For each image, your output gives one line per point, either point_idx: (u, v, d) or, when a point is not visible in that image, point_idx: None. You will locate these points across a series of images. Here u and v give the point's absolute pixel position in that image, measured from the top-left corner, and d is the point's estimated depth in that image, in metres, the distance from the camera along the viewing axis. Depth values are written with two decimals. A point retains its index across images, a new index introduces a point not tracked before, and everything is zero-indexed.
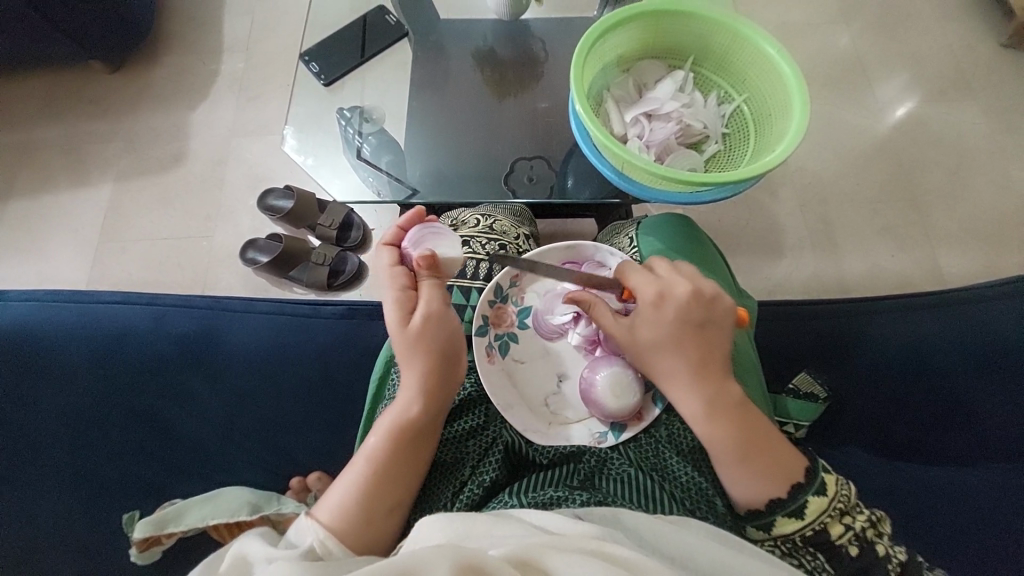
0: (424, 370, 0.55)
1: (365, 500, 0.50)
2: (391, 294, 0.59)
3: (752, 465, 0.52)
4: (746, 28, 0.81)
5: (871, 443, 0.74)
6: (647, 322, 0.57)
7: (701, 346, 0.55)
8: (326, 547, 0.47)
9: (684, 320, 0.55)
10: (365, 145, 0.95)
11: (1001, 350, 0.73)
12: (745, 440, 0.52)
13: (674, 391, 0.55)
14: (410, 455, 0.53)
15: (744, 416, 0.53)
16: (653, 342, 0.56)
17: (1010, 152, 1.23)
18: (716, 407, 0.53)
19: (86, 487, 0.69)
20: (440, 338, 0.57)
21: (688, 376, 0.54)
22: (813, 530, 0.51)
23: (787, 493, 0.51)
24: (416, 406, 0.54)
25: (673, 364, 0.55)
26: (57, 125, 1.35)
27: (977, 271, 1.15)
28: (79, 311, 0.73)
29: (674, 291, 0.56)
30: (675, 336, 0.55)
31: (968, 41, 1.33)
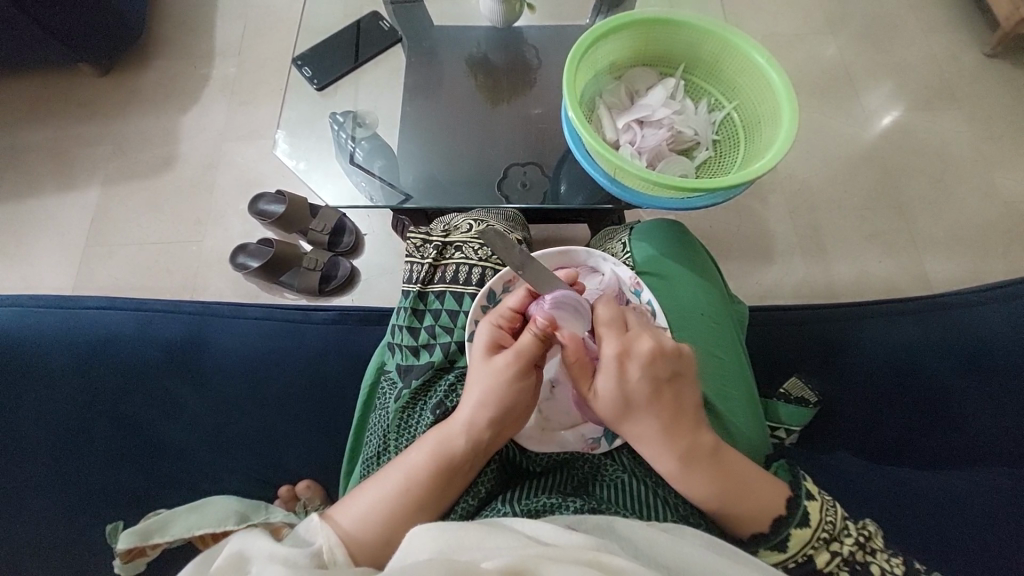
0: (480, 403, 0.54)
1: (386, 520, 0.50)
2: (486, 328, 0.58)
3: (731, 505, 0.52)
4: (734, 36, 0.82)
5: (859, 447, 0.74)
6: (609, 378, 0.53)
7: (671, 401, 0.53)
8: (333, 554, 0.46)
9: (653, 376, 0.53)
10: (358, 149, 0.95)
11: (987, 354, 0.74)
12: (722, 491, 0.52)
13: (643, 448, 0.54)
14: (443, 484, 0.53)
15: (711, 462, 0.52)
16: (621, 404, 0.53)
17: (994, 160, 1.25)
18: (688, 464, 0.52)
19: (69, 496, 0.67)
20: (512, 390, 0.55)
21: (660, 435, 0.53)
22: (796, 561, 0.52)
23: (770, 528, 0.52)
24: (462, 436, 0.54)
25: (643, 422, 0.53)
26: (44, 128, 1.33)
27: (962, 276, 1.17)
28: (63, 316, 0.71)
29: (637, 347, 0.54)
30: (644, 395, 0.53)
31: (951, 52, 1.35)
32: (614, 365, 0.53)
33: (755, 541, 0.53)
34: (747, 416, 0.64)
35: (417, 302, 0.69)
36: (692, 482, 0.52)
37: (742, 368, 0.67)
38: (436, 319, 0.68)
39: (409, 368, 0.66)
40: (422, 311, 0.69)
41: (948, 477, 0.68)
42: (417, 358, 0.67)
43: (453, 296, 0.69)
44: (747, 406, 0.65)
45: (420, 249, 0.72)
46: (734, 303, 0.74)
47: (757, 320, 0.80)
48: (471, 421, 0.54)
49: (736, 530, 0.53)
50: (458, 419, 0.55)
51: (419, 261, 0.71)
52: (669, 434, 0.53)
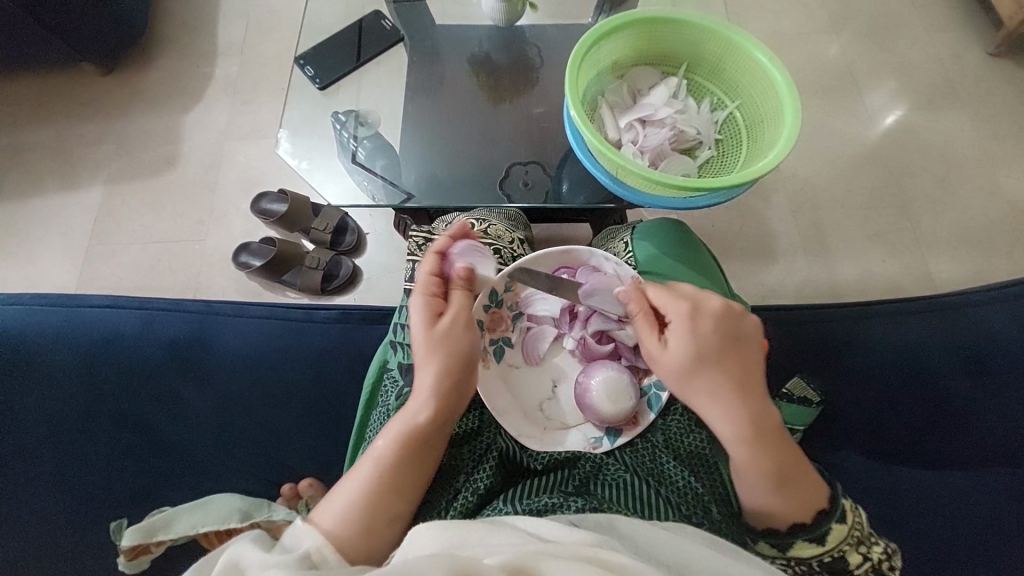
0: (440, 372, 0.55)
1: (367, 507, 0.50)
2: (420, 299, 0.59)
3: (779, 489, 0.51)
4: (737, 36, 0.82)
5: (867, 448, 0.73)
6: (683, 331, 0.54)
7: (739, 361, 0.54)
8: (322, 555, 0.46)
9: (721, 333, 0.54)
10: (360, 149, 0.95)
11: (990, 354, 0.74)
12: (777, 463, 0.51)
13: (711, 409, 0.53)
14: (419, 462, 0.53)
15: (772, 432, 0.52)
16: (695, 358, 0.53)
17: (997, 159, 1.25)
18: (752, 432, 0.51)
19: (71, 494, 0.67)
20: (468, 346, 0.58)
21: (733, 394, 0.52)
22: (831, 557, 0.51)
23: (813, 520, 0.51)
24: (427, 413, 0.54)
25: (712, 379, 0.53)
26: (47, 127, 1.33)
27: (965, 276, 1.16)
28: (67, 315, 0.72)
29: (706, 305, 0.55)
30: (716, 350, 0.53)
31: (954, 51, 1.35)
32: (686, 319, 0.55)
33: (792, 532, 0.52)
34: None
35: None
36: (758, 449, 0.51)
37: None
38: None
39: (410, 366, 0.66)
40: None
41: (954, 477, 0.68)
42: None
43: None
44: None
45: (422, 248, 0.72)
46: (736, 302, 0.74)
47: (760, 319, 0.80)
48: (433, 393, 0.55)
49: (773, 520, 0.52)
50: (419, 396, 0.55)
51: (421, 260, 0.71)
52: (743, 395, 0.52)
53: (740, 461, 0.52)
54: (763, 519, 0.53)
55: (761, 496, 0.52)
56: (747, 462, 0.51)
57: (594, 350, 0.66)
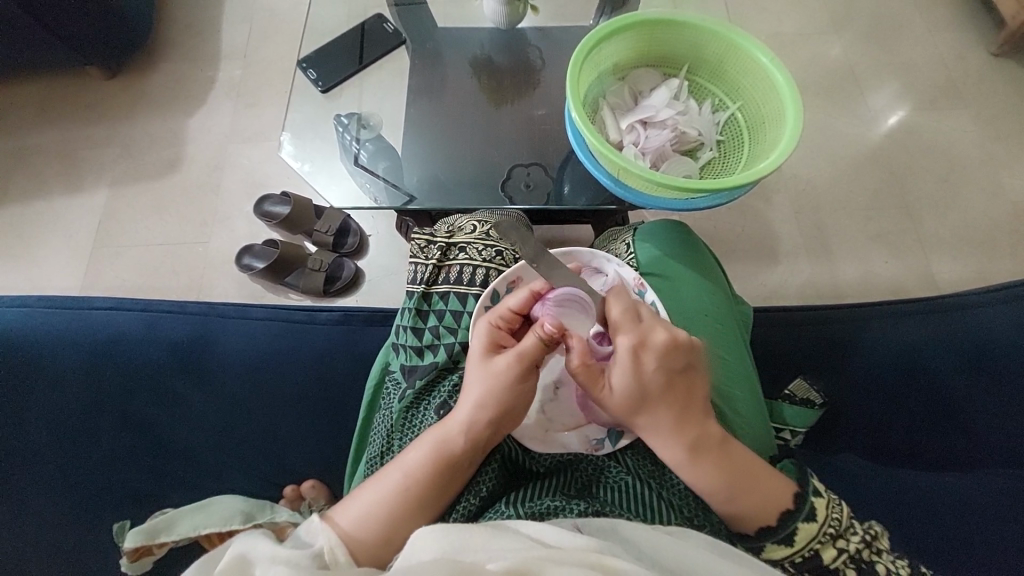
0: (479, 403, 0.54)
1: (388, 516, 0.50)
2: (482, 326, 0.58)
3: (737, 498, 0.51)
4: (739, 37, 0.82)
5: (862, 449, 0.74)
6: (624, 372, 0.52)
7: (681, 392, 0.53)
8: (334, 555, 0.47)
9: (666, 368, 0.52)
10: (362, 151, 0.95)
11: (992, 355, 0.74)
12: (731, 481, 0.51)
13: (652, 439, 0.53)
14: (444, 481, 0.53)
15: (720, 452, 0.52)
16: (634, 398, 0.52)
17: (1000, 160, 1.25)
18: (695, 453, 0.52)
19: (77, 496, 0.68)
20: (511, 393, 0.54)
21: (672, 426, 0.52)
22: (804, 557, 0.51)
23: (777, 521, 0.52)
24: (460, 433, 0.54)
25: (655, 414, 0.52)
26: (52, 130, 1.34)
27: (968, 277, 1.16)
28: (73, 317, 0.72)
29: (652, 339, 0.53)
30: (658, 387, 0.52)
31: (956, 51, 1.35)
32: (629, 357, 0.52)
33: (762, 535, 0.52)
34: (750, 416, 0.64)
35: (421, 303, 0.69)
36: (702, 468, 0.51)
37: (746, 370, 0.67)
38: (440, 319, 0.68)
39: (413, 368, 0.66)
40: (425, 311, 0.69)
41: (956, 478, 0.68)
42: (421, 358, 0.67)
43: (456, 297, 0.69)
44: (751, 405, 0.65)
45: (424, 250, 0.72)
46: (738, 303, 0.74)
47: (761, 321, 0.80)
48: (471, 421, 0.54)
49: (742, 524, 0.53)
50: (456, 419, 0.54)
51: (423, 262, 0.71)
52: (681, 425, 0.52)
53: (689, 482, 0.53)
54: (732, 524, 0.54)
55: (721, 506, 0.52)
56: (693, 482, 0.52)
57: None
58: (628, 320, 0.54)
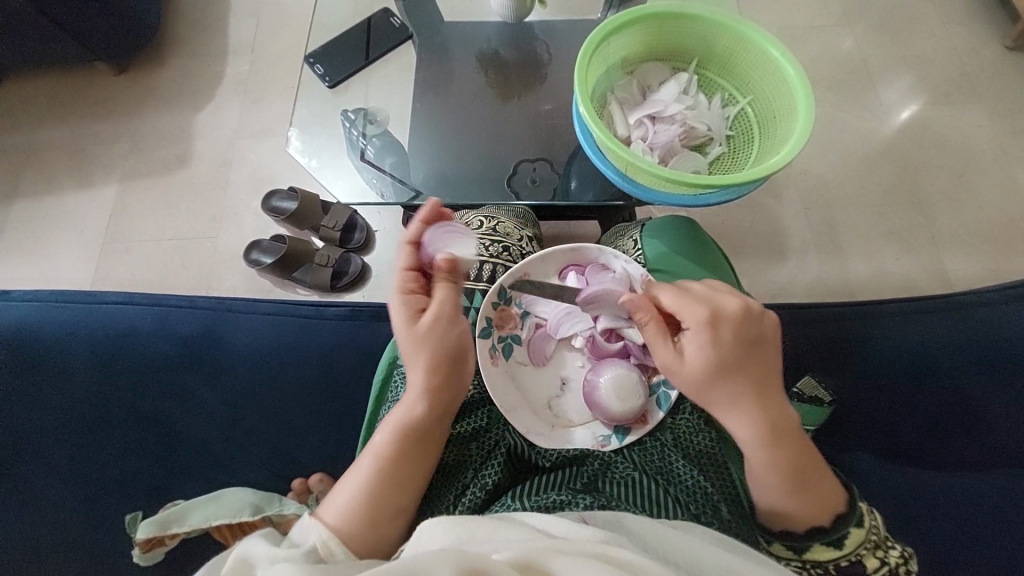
0: (429, 369, 0.54)
1: (370, 503, 0.50)
2: (397, 298, 0.57)
3: (795, 492, 0.51)
4: (749, 30, 0.81)
5: (876, 449, 0.73)
6: (701, 344, 0.51)
7: (760, 366, 0.52)
8: (329, 548, 0.47)
9: (743, 340, 0.51)
10: (369, 147, 0.94)
11: (1005, 353, 0.73)
12: (799, 467, 0.51)
13: (729, 416, 0.51)
14: (419, 452, 0.53)
15: (790, 434, 0.51)
16: (714, 370, 0.51)
17: (1015, 155, 1.23)
18: (772, 434, 0.50)
19: (85, 488, 0.68)
20: (446, 341, 0.55)
21: (753, 405, 0.51)
22: (849, 561, 0.50)
23: (831, 523, 0.51)
24: (419, 406, 0.53)
25: (736, 389, 0.51)
26: (63, 126, 1.35)
27: (982, 274, 1.14)
28: (89, 311, 0.73)
29: (726, 309, 0.52)
30: (738, 359, 0.51)
31: (971, 44, 1.32)
32: (706, 328, 0.51)
33: (808, 536, 0.52)
34: None
35: None
36: (777, 453, 0.50)
37: None
38: None
39: None
40: None
41: (969, 478, 0.67)
42: None
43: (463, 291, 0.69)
44: None
45: None
46: None
47: None
48: (425, 388, 0.54)
49: (789, 522, 0.52)
50: (410, 392, 0.54)
51: None
52: (761, 403, 0.51)
53: (758, 463, 0.51)
54: (777, 519, 0.53)
55: (777, 500, 0.52)
56: (762, 466, 0.51)
57: (603, 348, 0.67)
58: (697, 295, 0.54)
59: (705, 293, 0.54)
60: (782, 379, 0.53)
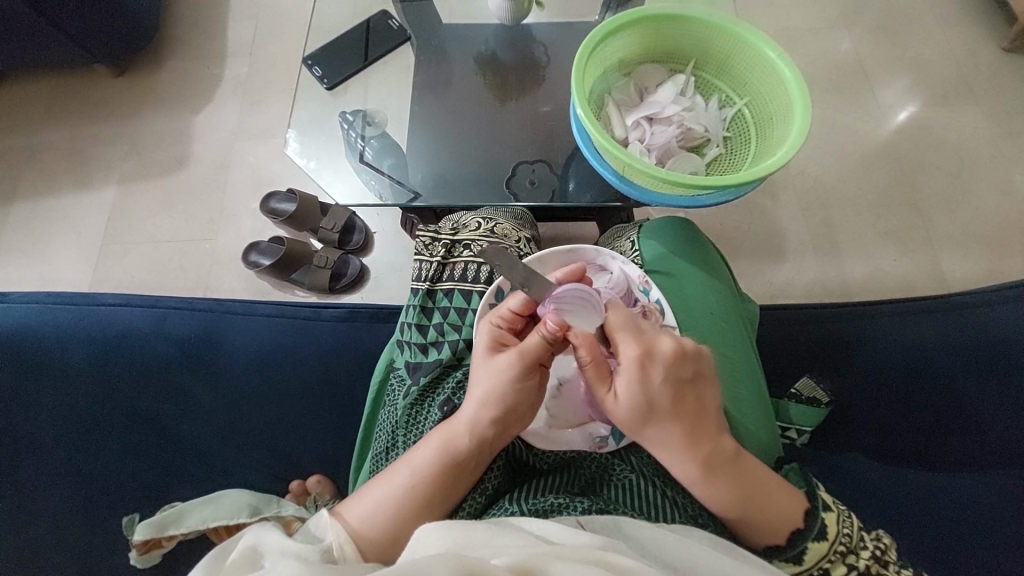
0: (488, 402, 0.53)
1: (394, 517, 0.50)
2: (486, 329, 0.58)
3: (751, 515, 0.51)
4: (746, 32, 0.82)
5: (873, 449, 0.73)
6: (629, 381, 0.50)
7: (693, 402, 0.51)
8: (344, 551, 0.47)
9: (675, 379, 0.50)
10: (367, 148, 0.95)
11: (1000, 353, 0.73)
12: (745, 497, 0.50)
13: (664, 453, 0.51)
14: (452, 479, 0.53)
15: (734, 466, 0.50)
16: (640, 407, 0.50)
17: (1011, 156, 1.23)
18: (711, 467, 0.50)
19: (84, 490, 0.68)
20: (515, 391, 0.54)
21: (684, 441, 0.50)
22: (812, 573, 0.51)
23: (787, 541, 0.51)
24: (467, 430, 0.54)
25: (665, 428, 0.50)
26: (61, 128, 1.35)
27: (978, 275, 1.15)
28: (83, 312, 0.73)
29: (659, 347, 0.51)
30: (665, 398, 0.50)
31: (969, 46, 1.33)
32: (634, 368, 0.50)
33: (770, 552, 0.52)
34: (757, 416, 0.63)
35: (426, 300, 0.69)
36: (717, 483, 0.50)
37: (751, 368, 0.66)
38: (445, 317, 0.68)
39: (417, 365, 0.66)
40: (430, 308, 0.69)
41: (963, 479, 0.67)
42: (425, 355, 0.67)
43: (461, 294, 0.69)
44: (758, 405, 0.64)
45: (429, 247, 0.71)
46: (742, 300, 0.74)
47: (766, 319, 0.80)
48: (477, 418, 0.53)
49: (751, 542, 0.53)
50: (463, 418, 0.54)
51: (427, 259, 0.71)
52: (694, 438, 0.50)
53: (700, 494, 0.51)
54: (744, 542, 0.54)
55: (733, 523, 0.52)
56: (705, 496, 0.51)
57: None
58: (634, 331, 0.53)
59: (645, 329, 0.53)
60: (719, 412, 0.53)
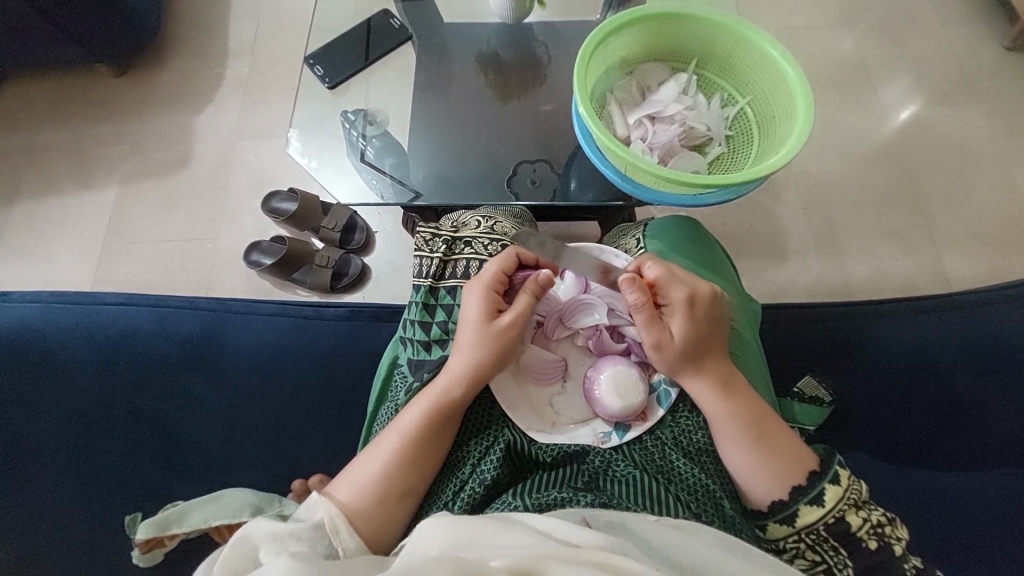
0: (473, 356, 0.58)
1: (384, 482, 0.53)
2: (481, 292, 0.61)
3: (763, 442, 0.55)
4: (748, 30, 0.81)
5: (875, 447, 0.73)
6: (681, 321, 0.58)
7: (721, 341, 0.59)
8: (335, 524, 0.50)
9: (710, 318, 0.59)
10: (369, 147, 0.95)
11: (1004, 352, 0.73)
12: (763, 426, 0.55)
13: (699, 384, 0.57)
14: (441, 435, 0.56)
15: (753, 399, 0.57)
16: (690, 338, 0.57)
17: (1014, 155, 1.23)
18: (736, 396, 0.56)
19: (85, 488, 0.68)
20: (508, 347, 0.59)
21: (717, 372, 0.57)
22: (834, 518, 0.52)
23: (807, 481, 0.53)
24: (453, 387, 0.57)
25: (706, 358, 0.57)
26: (62, 128, 1.35)
27: (981, 274, 1.15)
28: (86, 312, 0.73)
29: (700, 290, 0.59)
30: (706, 335, 0.58)
31: (971, 45, 1.33)
32: (684, 308, 0.58)
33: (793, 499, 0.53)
34: None
35: (428, 297, 0.69)
36: (737, 405, 0.56)
37: (756, 370, 0.66)
38: (448, 315, 0.68)
39: (420, 363, 0.66)
40: (433, 306, 0.68)
41: (967, 479, 0.67)
42: (428, 353, 0.66)
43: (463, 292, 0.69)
44: None
45: (430, 244, 0.72)
46: (746, 300, 0.73)
47: (769, 318, 0.79)
48: (462, 372, 0.58)
49: (755, 485, 0.55)
50: (450, 376, 0.58)
51: (428, 255, 0.71)
52: (723, 370, 0.57)
53: (724, 424, 0.56)
54: (766, 497, 0.55)
55: (748, 455, 0.55)
56: (730, 424, 0.55)
57: (609, 345, 0.65)
58: (673, 275, 0.59)
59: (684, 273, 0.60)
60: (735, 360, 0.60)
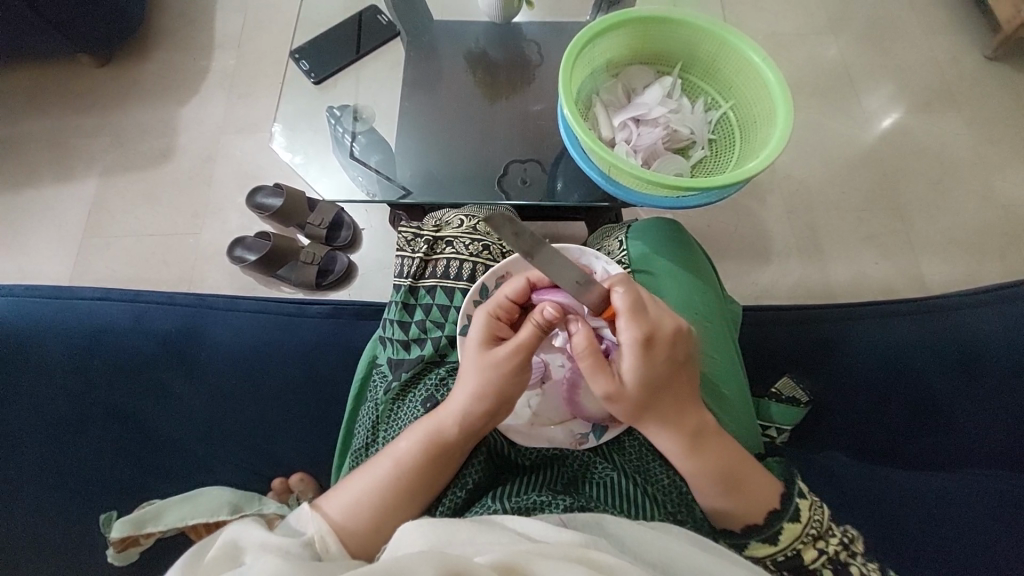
0: (476, 395, 0.54)
1: (375, 508, 0.51)
2: (482, 319, 0.57)
3: (727, 495, 0.53)
4: (732, 36, 0.82)
5: (850, 447, 0.74)
6: (633, 363, 0.51)
7: (682, 382, 0.53)
8: (325, 543, 0.48)
9: (671, 359, 0.52)
10: (355, 144, 0.95)
11: (978, 356, 0.74)
12: (725, 473, 0.53)
13: (654, 433, 0.53)
14: (438, 468, 0.54)
15: (716, 440, 0.53)
16: (642, 388, 0.51)
17: (992, 163, 1.25)
18: (698, 442, 0.53)
19: (59, 489, 0.67)
20: (508, 380, 0.55)
21: (676, 420, 0.52)
22: (786, 555, 0.53)
23: (763, 520, 0.53)
24: (453, 423, 0.54)
25: (667, 404, 0.52)
26: (43, 118, 1.33)
27: (957, 279, 1.17)
28: (63, 306, 0.71)
29: (660, 328, 0.52)
30: (665, 380, 0.52)
31: (952, 54, 1.35)
32: (637, 349, 0.51)
33: (747, 533, 0.54)
34: (737, 410, 0.64)
35: (408, 296, 0.69)
36: (700, 460, 0.53)
37: (733, 369, 0.66)
38: (427, 314, 0.68)
39: (399, 362, 0.66)
40: (412, 305, 0.69)
41: (929, 476, 0.69)
42: (408, 352, 0.66)
43: (443, 291, 0.69)
44: (739, 403, 0.65)
45: (411, 243, 0.72)
46: (727, 303, 0.74)
47: (749, 320, 0.80)
48: (466, 410, 0.54)
49: (708, 499, 0.54)
50: (451, 411, 0.55)
51: (409, 255, 0.71)
52: (682, 416, 0.52)
53: (687, 471, 0.53)
54: (722, 522, 0.55)
55: (708, 499, 0.54)
56: (690, 471, 0.53)
57: None
58: (640, 308, 0.52)
59: (648, 305, 0.53)
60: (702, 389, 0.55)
